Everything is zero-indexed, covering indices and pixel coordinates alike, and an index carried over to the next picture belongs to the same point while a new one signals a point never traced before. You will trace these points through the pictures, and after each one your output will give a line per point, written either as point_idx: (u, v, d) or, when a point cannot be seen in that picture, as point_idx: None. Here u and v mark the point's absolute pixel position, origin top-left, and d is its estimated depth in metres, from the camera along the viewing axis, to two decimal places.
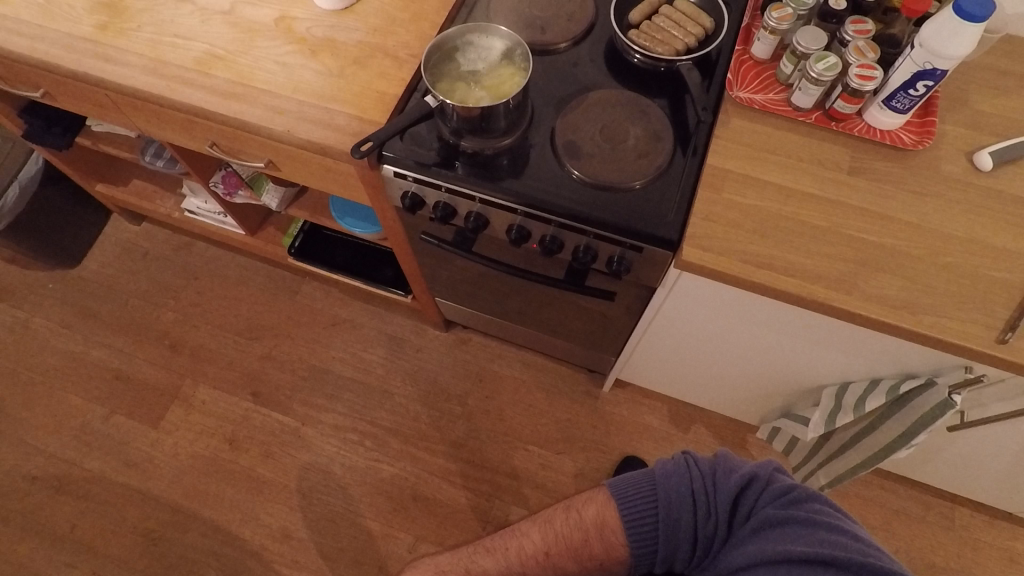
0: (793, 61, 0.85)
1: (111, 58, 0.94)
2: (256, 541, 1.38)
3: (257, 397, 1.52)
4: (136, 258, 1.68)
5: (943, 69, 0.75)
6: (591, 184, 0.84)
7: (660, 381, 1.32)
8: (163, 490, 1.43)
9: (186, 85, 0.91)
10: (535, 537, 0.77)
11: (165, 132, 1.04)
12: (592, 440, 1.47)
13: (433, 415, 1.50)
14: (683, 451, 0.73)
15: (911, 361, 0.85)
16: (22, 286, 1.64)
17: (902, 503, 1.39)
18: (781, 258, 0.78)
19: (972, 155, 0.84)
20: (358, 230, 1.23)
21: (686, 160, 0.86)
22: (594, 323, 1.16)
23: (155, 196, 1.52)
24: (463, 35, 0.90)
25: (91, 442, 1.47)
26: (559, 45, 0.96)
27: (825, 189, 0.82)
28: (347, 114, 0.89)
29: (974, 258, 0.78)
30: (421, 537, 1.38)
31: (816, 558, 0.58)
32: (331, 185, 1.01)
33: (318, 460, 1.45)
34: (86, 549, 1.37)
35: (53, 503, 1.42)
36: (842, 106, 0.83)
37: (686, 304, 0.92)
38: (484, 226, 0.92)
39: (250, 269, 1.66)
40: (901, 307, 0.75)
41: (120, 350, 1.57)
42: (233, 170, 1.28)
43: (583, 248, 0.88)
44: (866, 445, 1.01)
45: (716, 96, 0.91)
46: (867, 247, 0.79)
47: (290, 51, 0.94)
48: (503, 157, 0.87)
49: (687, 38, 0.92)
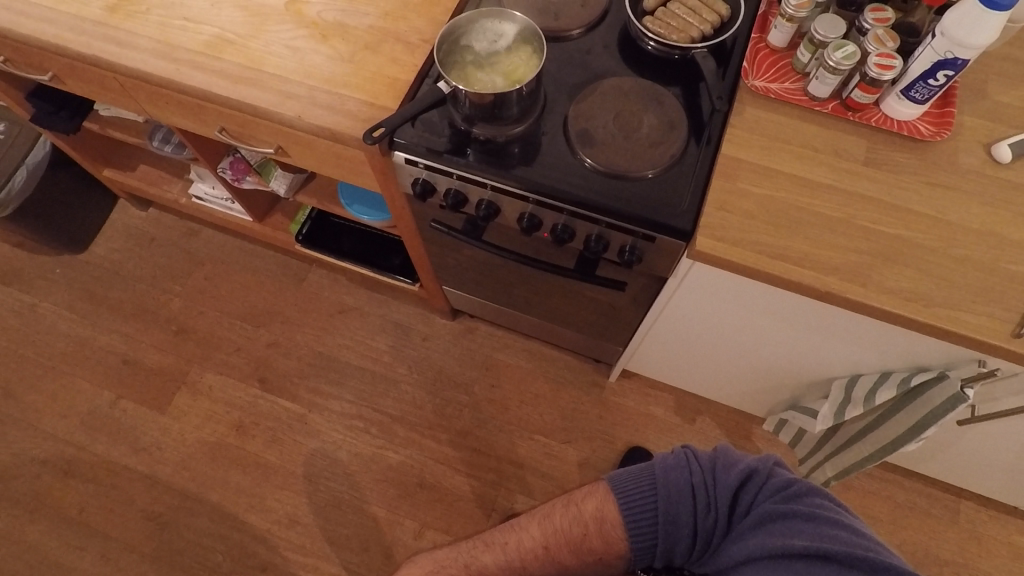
0: (810, 49, 0.84)
1: (120, 41, 0.93)
2: (261, 526, 1.39)
3: (264, 383, 1.52)
4: (142, 244, 1.68)
5: (965, 59, 0.74)
6: (604, 172, 0.83)
7: (667, 372, 1.32)
8: (171, 474, 1.44)
9: (196, 69, 0.90)
10: (534, 532, 0.77)
11: (174, 117, 1.04)
12: (598, 430, 1.47)
13: (440, 404, 1.50)
14: (683, 445, 0.73)
15: (923, 354, 0.84)
16: (29, 270, 1.64)
17: (907, 497, 1.39)
18: (796, 249, 0.78)
19: (990, 147, 0.83)
20: (366, 218, 1.23)
21: (699, 150, 0.85)
22: (602, 314, 1.15)
23: (162, 182, 1.52)
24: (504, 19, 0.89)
25: (99, 426, 1.48)
26: (572, 31, 0.95)
27: (841, 179, 0.82)
28: (359, 100, 0.88)
29: (991, 251, 0.77)
30: (427, 525, 1.38)
31: (816, 553, 0.58)
32: (341, 171, 1.00)
33: (324, 447, 1.46)
34: (95, 532, 1.38)
35: (61, 487, 1.42)
36: (860, 96, 0.82)
37: (696, 295, 0.92)
38: (495, 214, 0.91)
39: (257, 255, 1.66)
40: (916, 299, 0.75)
41: (127, 336, 1.57)
42: (241, 157, 1.27)
43: (595, 237, 0.87)
44: (874, 437, 1.01)
45: (732, 84, 0.90)
46: (884, 239, 0.78)
47: (301, 36, 0.93)
48: (515, 145, 0.86)
49: (703, 26, 0.91)
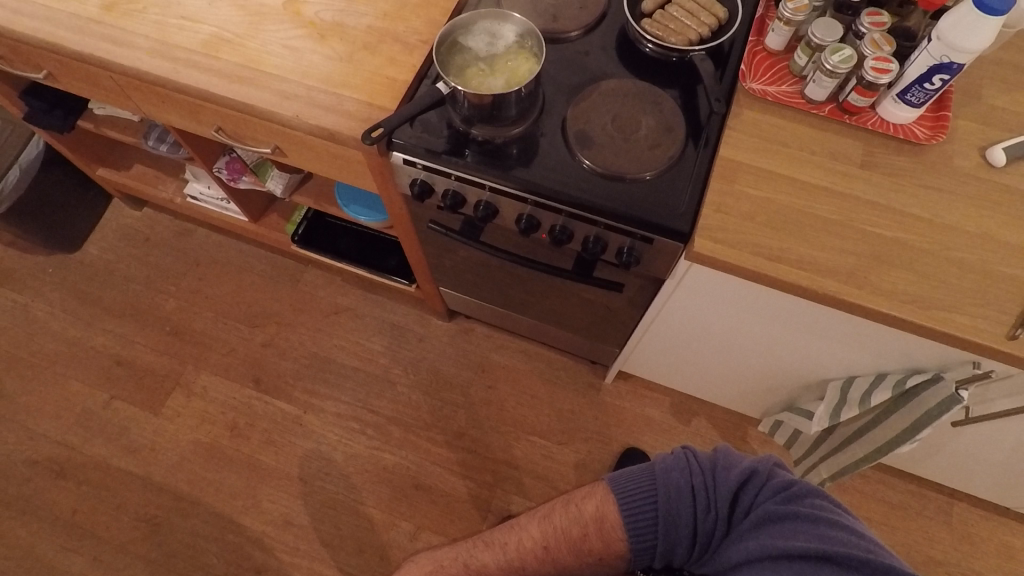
0: (807, 52, 0.84)
1: (117, 39, 0.92)
2: (257, 528, 1.38)
3: (259, 384, 1.51)
4: (136, 244, 1.67)
5: (961, 63, 0.74)
6: (602, 173, 0.83)
7: (663, 373, 1.32)
8: (164, 475, 1.43)
9: (194, 68, 0.90)
10: (534, 532, 0.77)
11: (170, 116, 1.03)
12: (594, 431, 1.47)
13: (436, 405, 1.50)
14: (683, 446, 0.73)
15: (919, 356, 0.85)
16: (21, 270, 1.63)
17: (901, 498, 1.40)
18: (793, 251, 0.78)
19: (985, 150, 0.83)
20: (363, 218, 1.22)
21: (697, 152, 0.86)
22: (599, 315, 1.16)
23: (157, 181, 1.51)
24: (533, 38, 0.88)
25: (92, 427, 1.47)
26: (571, 33, 0.95)
27: (838, 182, 0.82)
28: (357, 100, 0.88)
29: (985, 254, 0.77)
30: (423, 526, 1.38)
31: (816, 554, 0.58)
32: (339, 171, 1.00)
33: (319, 448, 1.45)
34: (87, 534, 1.37)
35: (54, 488, 1.41)
36: (856, 99, 0.83)
37: (694, 297, 0.92)
38: (493, 215, 0.91)
39: (253, 256, 1.65)
40: (912, 301, 0.75)
41: (121, 336, 1.56)
42: (237, 156, 1.26)
43: (593, 238, 0.87)
44: (869, 438, 1.02)
45: (729, 87, 0.90)
46: (880, 241, 0.78)
47: (299, 36, 0.93)
48: (513, 146, 0.87)
49: (701, 28, 0.91)
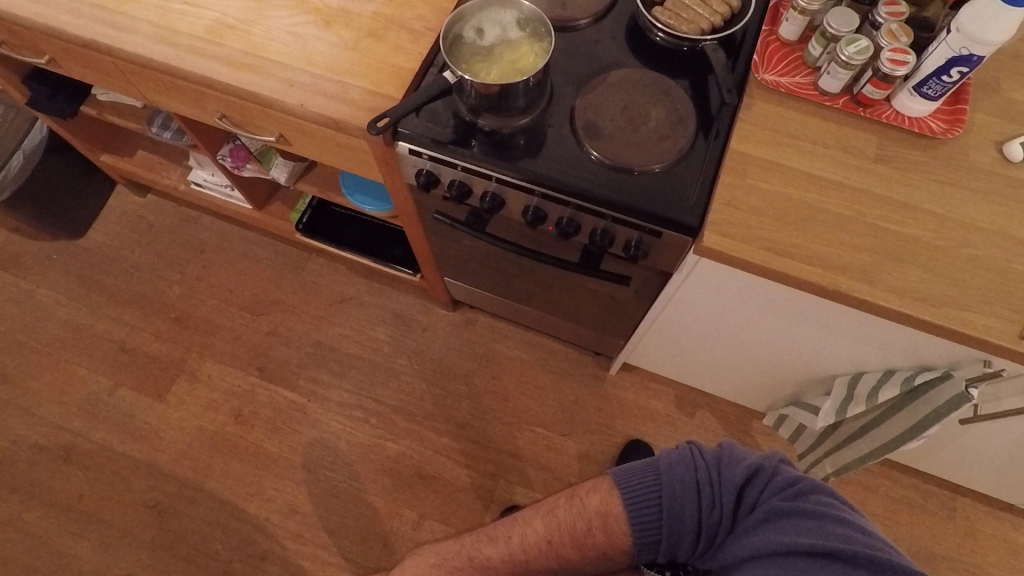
0: (822, 43, 0.83)
1: (119, 25, 0.91)
2: (261, 515, 1.39)
3: (263, 372, 1.51)
4: (140, 230, 1.66)
5: (980, 56, 0.73)
6: (610, 165, 0.82)
7: (668, 365, 1.31)
8: (169, 462, 1.43)
9: (197, 54, 0.89)
10: (538, 526, 0.76)
11: (173, 104, 1.02)
12: (597, 423, 1.47)
13: (439, 395, 1.50)
14: (688, 441, 0.72)
15: (928, 352, 0.84)
16: (26, 256, 1.63)
17: (905, 492, 1.39)
18: (803, 247, 0.77)
19: (1002, 145, 0.82)
20: (368, 208, 1.22)
21: (707, 144, 0.84)
22: (604, 306, 1.15)
23: (161, 168, 1.50)
24: (546, 53, 0.85)
25: (97, 414, 1.47)
26: (580, 21, 0.93)
27: (851, 176, 0.81)
28: (362, 89, 0.87)
29: (999, 251, 0.76)
30: (426, 515, 1.38)
31: (822, 551, 0.57)
32: (344, 160, 0.99)
33: (323, 437, 1.45)
34: (93, 519, 1.38)
35: (59, 474, 1.42)
36: (871, 91, 0.81)
37: (702, 290, 0.91)
38: (500, 206, 0.90)
39: (257, 243, 1.65)
40: (922, 298, 0.74)
41: (126, 323, 1.56)
42: (241, 143, 1.25)
43: (600, 231, 0.86)
44: (876, 434, 1.01)
45: (741, 77, 0.88)
46: (893, 237, 0.77)
47: (304, 22, 0.92)
48: (520, 136, 0.85)
49: (713, 17, 0.89)
